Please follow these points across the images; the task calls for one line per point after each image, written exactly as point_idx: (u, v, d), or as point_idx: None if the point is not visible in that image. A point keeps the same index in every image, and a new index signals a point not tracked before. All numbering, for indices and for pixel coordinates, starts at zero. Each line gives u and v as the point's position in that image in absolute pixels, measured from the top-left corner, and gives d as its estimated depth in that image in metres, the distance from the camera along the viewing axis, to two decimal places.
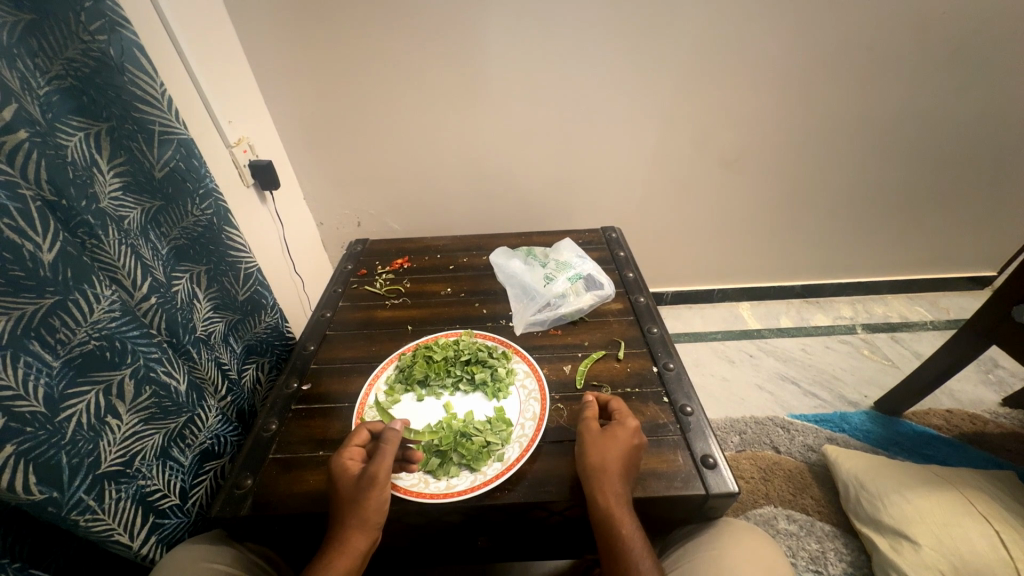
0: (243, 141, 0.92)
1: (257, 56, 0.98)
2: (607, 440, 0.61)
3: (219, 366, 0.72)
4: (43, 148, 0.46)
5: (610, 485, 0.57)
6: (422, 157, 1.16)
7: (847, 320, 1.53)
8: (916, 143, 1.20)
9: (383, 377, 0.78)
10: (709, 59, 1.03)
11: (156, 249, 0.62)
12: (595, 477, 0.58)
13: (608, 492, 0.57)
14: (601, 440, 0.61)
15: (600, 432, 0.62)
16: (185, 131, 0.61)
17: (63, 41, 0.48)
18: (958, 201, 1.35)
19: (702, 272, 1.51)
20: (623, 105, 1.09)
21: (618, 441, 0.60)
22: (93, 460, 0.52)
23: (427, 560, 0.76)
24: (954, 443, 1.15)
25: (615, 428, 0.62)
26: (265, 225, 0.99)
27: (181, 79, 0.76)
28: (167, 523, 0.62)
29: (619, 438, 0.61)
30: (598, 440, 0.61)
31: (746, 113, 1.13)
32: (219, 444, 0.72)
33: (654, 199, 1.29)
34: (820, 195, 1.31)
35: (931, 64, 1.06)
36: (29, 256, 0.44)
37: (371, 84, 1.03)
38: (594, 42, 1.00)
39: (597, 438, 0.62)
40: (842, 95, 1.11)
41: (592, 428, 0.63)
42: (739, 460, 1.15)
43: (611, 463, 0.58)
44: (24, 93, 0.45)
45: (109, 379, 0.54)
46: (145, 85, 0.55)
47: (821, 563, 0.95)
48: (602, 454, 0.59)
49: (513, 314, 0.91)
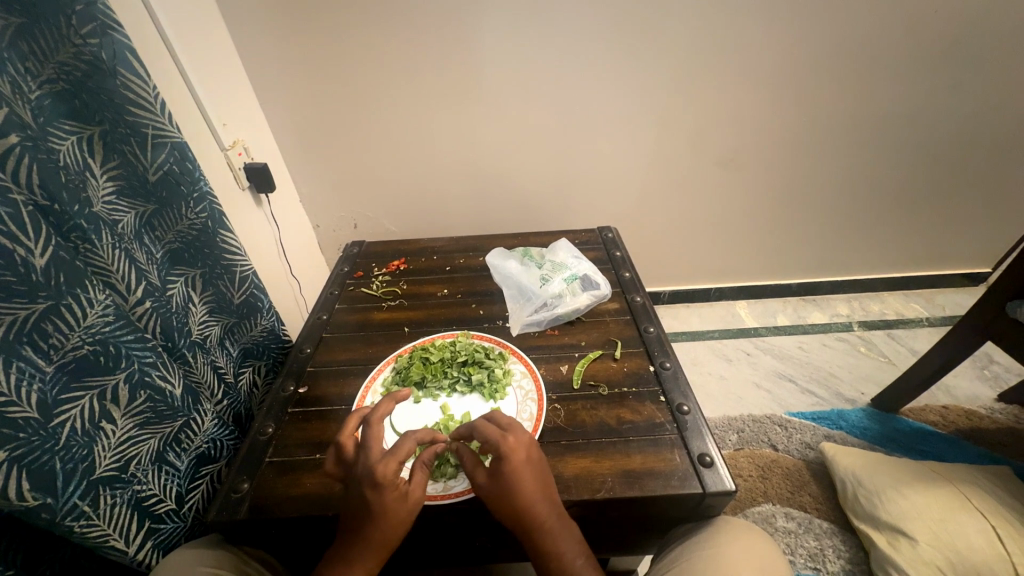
0: (238, 144, 0.92)
1: (252, 58, 0.98)
2: (514, 481, 0.55)
3: (215, 370, 0.72)
4: (35, 152, 0.46)
5: (541, 519, 0.55)
6: (418, 158, 1.16)
7: (844, 318, 1.53)
8: (909, 141, 1.21)
9: (380, 379, 0.78)
10: (704, 58, 1.04)
11: (151, 252, 0.61)
12: (525, 520, 0.55)
13: (543, 526, 0.55)
14: (508, 484, 0.55)
15: (501, 478, 0.56)
16: (179, 135, 0.62)
17: (55, 45, 0.48)
18: (951, 199, 1.35)
19: (698, 271, 1.52)
20: (618, 105, 1.10)
21: (521, 475, 0.56)
22: (88, 466, 0.52)
23: (425, 562, 0.76)
24: (950, 439, 1.16)
25: (511, 464, 0.56)
26: (260, 228, 0.99)
27: (175, 81, 0.76)
28: (163, 528, 0.62)
29: (521, 466, 0.56)
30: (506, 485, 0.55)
31: (740, 112, 1.13)
32: (216, 448, 0.71)
33: (650, 199, 1.29)
34: (815, 193, 1.31)
35: (923, 62, 1.07)
36: (21, 261, 0.44)
37: (366, 86, 1.03)
38: (589, 42, 1.00)
39: (502, 484, 0.56)
40: (835, 94, 1.11)
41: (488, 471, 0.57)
42: (736, 458, 1.15)
43: (533, 499, 0.55)
44: (17, 98, 0.45)
45: (104, 384, 0.53)
46: (138, 88, 0.55)
47: (819, 560, 0.95)
48: (521, 497, 0.55)
49: (510, 314, 0.91)
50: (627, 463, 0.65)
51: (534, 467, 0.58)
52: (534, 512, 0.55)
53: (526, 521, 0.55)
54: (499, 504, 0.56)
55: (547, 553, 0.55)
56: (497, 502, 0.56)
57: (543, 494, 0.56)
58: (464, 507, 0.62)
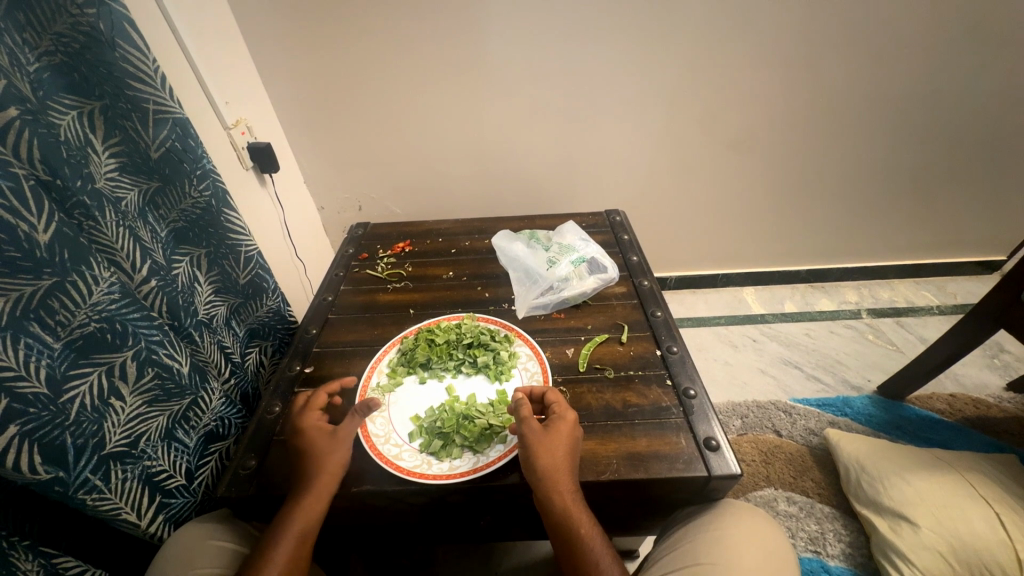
0: (241, 123, 0.90)
1: (254, 35, 0.95)
2: (551, 440, 0.59)
3: (222, 349, 0.72)
4: (35, 126, 0.46)
5: (562, 486, 0.57)
6: (423, 139, 1.14)
7: (853, 305, 1.51)
8: (929, 124, 1.18)
9: (385, 361, 0.78)
10: (719, 36, 1.00)
11: (155, 231, 0.61)
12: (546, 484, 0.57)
13: (560, 492, 0.56)
14: (558, 433, 0.60)
15: (536, 434, 0.59)
16: (180, 110, 0.60)
17: (51, 15, 0.47)
18: (970, 184, 1.32)
19: (707, 256, 1.50)
20: (630, 86, 1.07)
21: (560, 441, 0.59)
22: (98, 441, 0.52)
23: (429, 539, 0.77)
24: (956, 427, 1.15)
25: (561, 424, 0.61)
26: (264, 209, 0.98)
27: (176, 58, 0.74)
28: (174, 502, 0.63)
29: (562, 431, 0.60)
30: (543, 444, 0.59)
31: (754, 93, 1.10)
32: (224, 426, 0.72)
33: (658, 182, 1.27)
34: (828, 179, 1.28)
35: (950, 40, 1.02)
36: (24, 237, 0.44)
37: (370, 64, 1.01)
38: (599, 19, 0.96)
39: (537, 443, 0.59)
40: (855, 74, 1.07)
41: (532, 424, 0.61)
42: (739, 443, 1.15)
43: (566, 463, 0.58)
44: (14, 70, 0.44)
45: (111, 361, 0.54)
46: (138, 61, 0.54)
47: (820, 543, 0.96)
48: (548, 458, 0.58)
49: (516, 297, 0.90)
50: (633, 446, 0.65)
51: (572, 441, 0.60)
52: (552, 477, 0.57)
53: (546, 484, 0.57)
54: (546, 449, 0.58)
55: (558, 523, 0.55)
56: (528, 457, 0.58)
57: (569, 467, 0.58)
58: (467, 487, 0.62)
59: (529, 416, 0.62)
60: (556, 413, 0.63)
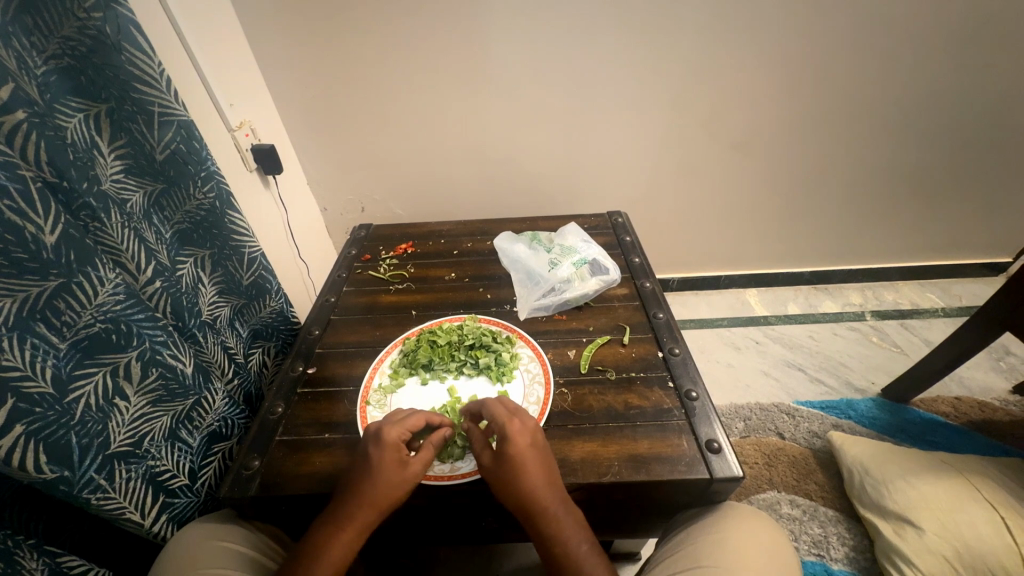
0: (245, 125, 0.91)
1: (258, 38, 0.96)
2: (505, 473, 0.56)
3: (225, 350, 0.73)
4: (43, 129, 0.46)
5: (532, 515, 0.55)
6: (426, 141, 1.15)
7: (857, 307, 1.51)
8: (932, 126, 1.17)
9: (388, 361, 0.79)
10: (720, 38, 1.00)
11: (159, 232, 0.62)
12: (529, 507, 0.55)
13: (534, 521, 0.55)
14: (508, 462, 0.56)
15: (491, 472, 0.57)
16: (185, 112, 0.61)
17: (59, 19, 0.48)
18: (975, 185, 1.31)
19: (709, 258, 1.50)
20: (632, 88, 1.07)
21: (519, 466, 0.56)
22: (103, 441, 0.53)
23: (431, 540, 0.77)
24: (961, 430, 1.14)
25: (524, 443, 0.58)
26: (267, 211, 0.99)
27: (181, 62, 0.75)
28: (177, 502, 0.63)
29: (510, 460, 0.56)
30: (505, 477, 0.56)
31: (756, 95, 1.09)
32: (227, 426, 0.72)
33: (660, 184, 1.27)
34: (831, 180, 1.28)
35: (953, 42, 1.02)
36: (31, 238, 0.44)
37: (373, 66, 1.01)
38: (601, 22, 0.97)
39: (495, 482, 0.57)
40: (858, 75, 1.07)
41: (484, 460, 0.58)
42: (742, 445, 1.15)
43: (542, 483, 0.56)
44: (22, 74, 0.45)
45: (116, 361, 0.54)
46: (143, 64, 0.54)
47: (823, 547, 0.95)
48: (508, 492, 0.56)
49: (518, 298, 0.90)
50: (634, 448, 0.65)
51: (538, 455, 0.58)
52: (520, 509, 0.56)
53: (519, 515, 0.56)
54: (503, 486, 0.56)
55: (551, 542, 0.55)
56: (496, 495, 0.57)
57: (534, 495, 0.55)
58: (469, 488, 0.62)
59: (480, 449, 0.59)
60: (502, 436, 0.58)
